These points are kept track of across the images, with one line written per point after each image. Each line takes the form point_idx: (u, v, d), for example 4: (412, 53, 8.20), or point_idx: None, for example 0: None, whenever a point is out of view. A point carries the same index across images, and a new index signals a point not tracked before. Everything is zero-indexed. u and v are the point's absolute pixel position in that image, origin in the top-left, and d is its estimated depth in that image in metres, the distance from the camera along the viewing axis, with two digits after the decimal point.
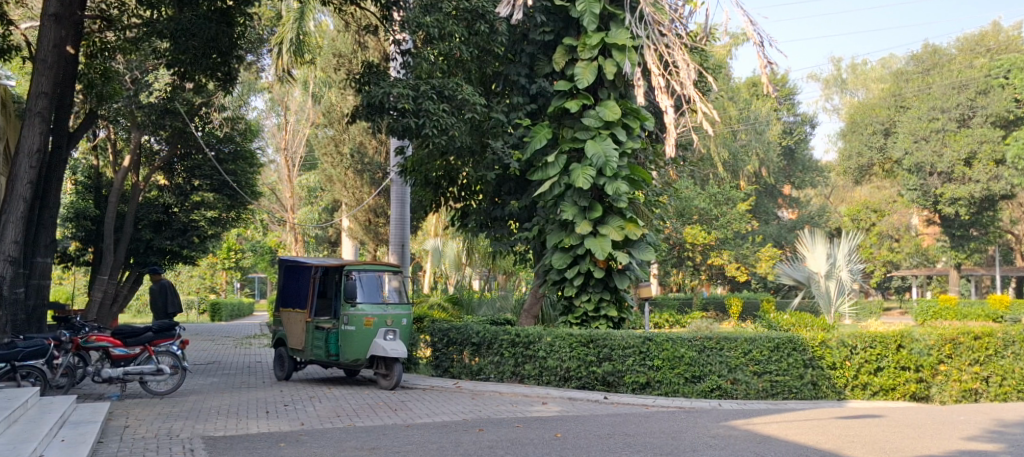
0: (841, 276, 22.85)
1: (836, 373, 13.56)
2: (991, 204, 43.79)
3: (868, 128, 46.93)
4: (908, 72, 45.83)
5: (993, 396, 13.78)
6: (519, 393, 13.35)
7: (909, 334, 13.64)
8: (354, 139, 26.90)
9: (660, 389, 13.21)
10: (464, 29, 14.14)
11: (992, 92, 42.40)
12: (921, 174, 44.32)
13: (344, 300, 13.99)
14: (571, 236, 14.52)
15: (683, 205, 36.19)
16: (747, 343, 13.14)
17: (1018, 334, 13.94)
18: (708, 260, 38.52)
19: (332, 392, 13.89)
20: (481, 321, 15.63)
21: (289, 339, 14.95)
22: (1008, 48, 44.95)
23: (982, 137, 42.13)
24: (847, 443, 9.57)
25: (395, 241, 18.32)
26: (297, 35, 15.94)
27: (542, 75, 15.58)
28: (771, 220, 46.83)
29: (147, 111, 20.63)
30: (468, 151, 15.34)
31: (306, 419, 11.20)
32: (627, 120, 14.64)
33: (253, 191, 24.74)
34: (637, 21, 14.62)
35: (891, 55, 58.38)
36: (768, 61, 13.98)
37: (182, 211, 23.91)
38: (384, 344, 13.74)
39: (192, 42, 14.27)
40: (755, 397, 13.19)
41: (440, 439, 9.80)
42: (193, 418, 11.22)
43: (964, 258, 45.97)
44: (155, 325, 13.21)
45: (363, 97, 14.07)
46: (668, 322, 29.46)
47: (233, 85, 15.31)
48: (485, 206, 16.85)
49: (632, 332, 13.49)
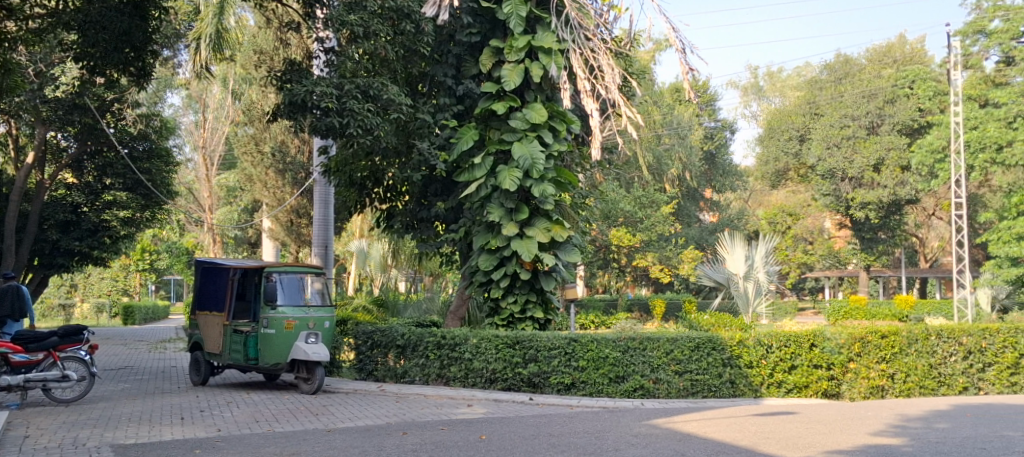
0: (759, 277, 23.44)
1: (753, 371, 13.90)
2: (898, 208, 45.65)
3: (785, 134, 48.56)
4: (822, 81, 47.84)
5: (898, 392, 14.45)
6: (444, 395, 13.31)
7: (822, 333, 14.14)
8: (275, 138, 26.36)
9: (585, 389, 13.36)
10: (389, 29, 14.04)
11: (898, 101, 44.36)
12: (834, 180, 45.95)
13: (263, 303, 13.72)
14: (497, 238, 14.51)
15: (609, 208, 36.87)
16: (669, 343, 13.41)
17: (920, 333, 14.71)
18: (633, 262, 39.19)
19: (252, 397, 13.56)
20: (406, 323, 15.46)
21: (205, 343, 14.52)
22: (912, 59, 47.44)
23: (890, 145, 43.97)
24: (762, 439, 9.86)
25: (318, 242, 18.00)
26: (217, 29, 15.39)
27: (469, 76, 15.55)
28: (693, 222, 47.79)
29: (53, 105, 20.08)
30: (393, 152, 15.25)
31: (223, 425, 10.91)
32: (554, 122, 14.75)
33: (169, 190, 23.98)
34: (563, 25, 14.72)
35: (806, 63, 60.44)
36: (690, 68, 14.30)
37: (92, 211, 23.01)
38: (306, 347, 13.49)
39: (102, 35, 13.77)
40: (676, 396, 13.45)
41: (362, 443, 9.66)
42: (101, 426, 10.77)
43: (873, 260, 48.00)
44: (61, 329, 12.59)
45: (285, 95, 13.86)
46: (594, 323, 29.93)
47: (147, 81, 14.76)
48: (411, 207, 16.73)
49: (557, 333, 13.63)
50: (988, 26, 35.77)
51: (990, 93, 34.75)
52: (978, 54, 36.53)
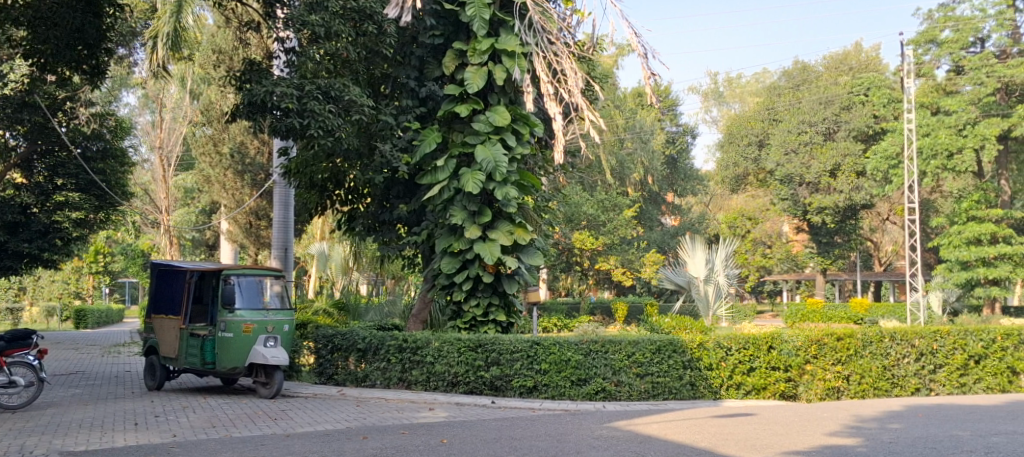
0: (718, 281, 23.72)
1: (712, 374, 14.03)
2: (854, 212, 46.43)
3: (744, 139, 49.34)
4: (780, 87, 48.87)
5: (853, 393, 14.69)
6: (405, 399, 13.22)
7: (780, 336, 14.31)
8: (234, 139, 25.98)
9: (547, 393, 13.35)
10: (351, 30, 13.91)
11: (854, 108, 45.16)
12: (792, 185, 46.71)
13: (220, 306, 13.49)
14: (460, 241, 14.47)
15: (572, 211, 37.03)
16: (630, 346, 13.50)
17: (875, 335, 15.00)
18: (596, 265, 39.38)
19: (208, 402, 13.33)
20: (367, 326, 15.32)
21: (160, 346, 14.21)
22: (867, 67, 48.57)
23: (846, 150, 44.82)
24: (721, 441, 9.94)
25: (277, 245, 17.78)
26: (174, 28, 15.09)
27: (431, 79, 15.45)
28: (655, 226, 48.11)
29: (2, 103, 19.57)
30: (355, 153, 15.11)
31: (179, 430, 10.71)
32: (516, 126, 14.75)
33: (123, 192, 23.79)
34: (526, 29, 14.70)
35: (765, 69, 61.42)
36: (652, 73, 14.40)
37: (42, 211, 22.30)
38: (264, 351, 13.28)
39: (53, 31, 13.41)
40: (637, 399, 13.52)
41: (322, 447, 9.55)
42: (50, 433, 10.48)
43: (829, 263, 48.85)
44: (8, 334, 12.35)
45: (245, 95, 13.67)
46: (556, 326, 30.01)
47: (102, 79, 14.39)
48: (372, 209, 16.60)
49: (519, 336, 13.62)
50: (940, 36, 36.64)
51: (942, 101, 35.54)
52: (929, 63, 37.26)
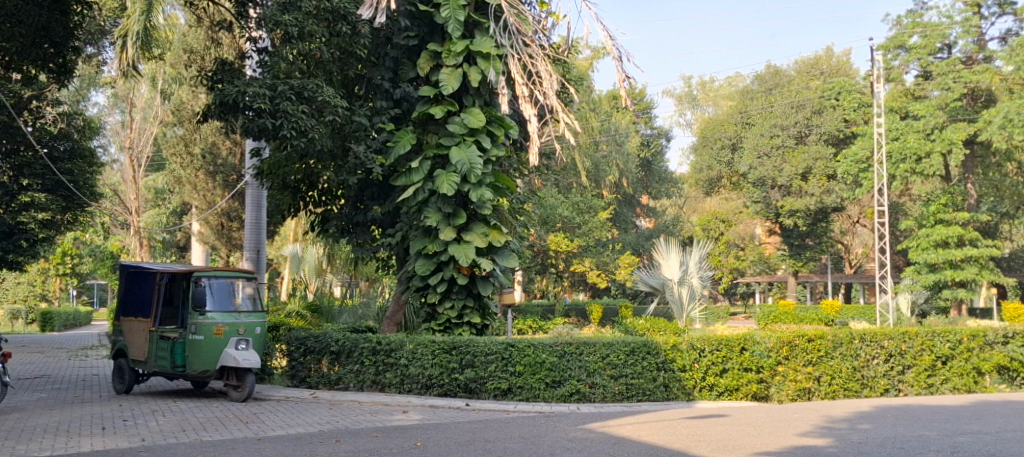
0: (693, 282, 23.88)
1: (686, 375, 14.10)
2: (825, 215, 46.99)
3: (717, 142, 49.75)
4: (752, 91, 49.33)
5: (824, 394, 14.83)
6: (378, 402, 13.14)
7: (752, 337, 14.41)
8: (205, 139, 25.70)
9: (521, 395, 13.31)
10: (325, 30, 13.82)
11: (825, 111, 46.18)
12: (764, 188, 47.15)
13: (191, 308, 13.33)
14: (435, 242, 14.41)
15: (547, 213, 37.11)
16: (605, 348, 13.53)
17: (846, 336, 15.15)
18: (571, 267, 39.49)
19: (178, 405, 13.15)
20: (340, 329, 15.21)
21: (129, 349, 14.01)
22: (838, 71, 49.20)
23: (817, 154, 45.31)
24: (694, 442, 9.98)
25: (249, 246, 17.61)
26: (143, 27, 14.89)
27: (406, 80, 15.37)
28: (629, 228, 48.36)
29: None
30: (329, 155, 15.00)
31: (148, 434, 10.54)
32: (491, 128, 14.72)
33: (92, 192, 23.21)
34: (501, 31, 14.67)
35: (738, 72, 61.98)
36: (626, 76, 14.44)
37: (8, 212, 21.91)
38: (236, 353, 13.12)
39: (18, 29, 13.03)
40: (611, 400, 13.54)
41: (294, 451, 9.46)
42: (15, 438, 10.28)
43: (801, 266, 49.32)
44: None
45: (217, 95, 13.53)
46: (531, 329, 30.01)
47: (69, 77, 14.28)
48: (346, 211, 16.51)
49: (494, 339, 13.58)
50: (908, 41, 37.19)
51: (911, 105, 36.08)
52: (898, 68, 37.88)
